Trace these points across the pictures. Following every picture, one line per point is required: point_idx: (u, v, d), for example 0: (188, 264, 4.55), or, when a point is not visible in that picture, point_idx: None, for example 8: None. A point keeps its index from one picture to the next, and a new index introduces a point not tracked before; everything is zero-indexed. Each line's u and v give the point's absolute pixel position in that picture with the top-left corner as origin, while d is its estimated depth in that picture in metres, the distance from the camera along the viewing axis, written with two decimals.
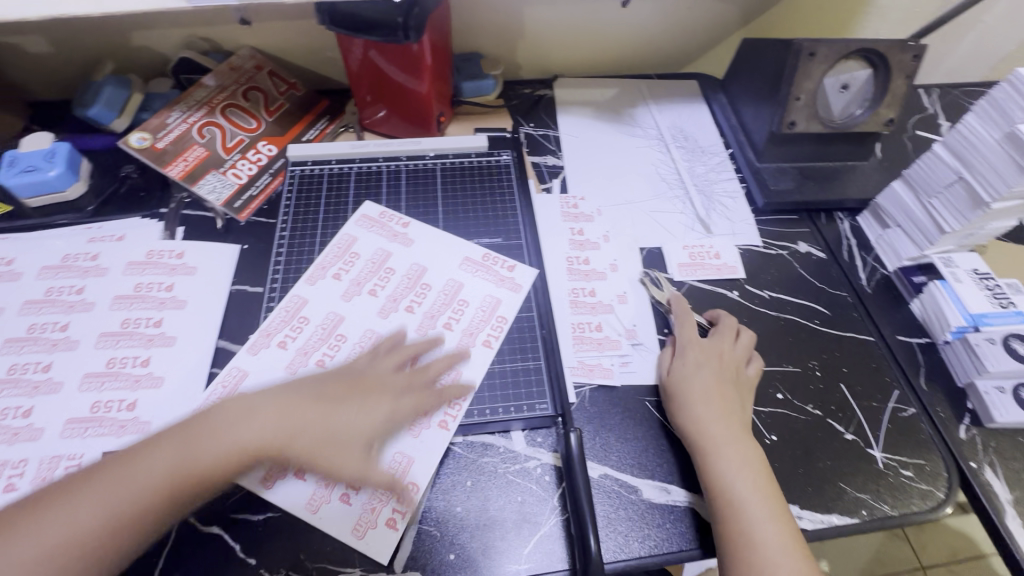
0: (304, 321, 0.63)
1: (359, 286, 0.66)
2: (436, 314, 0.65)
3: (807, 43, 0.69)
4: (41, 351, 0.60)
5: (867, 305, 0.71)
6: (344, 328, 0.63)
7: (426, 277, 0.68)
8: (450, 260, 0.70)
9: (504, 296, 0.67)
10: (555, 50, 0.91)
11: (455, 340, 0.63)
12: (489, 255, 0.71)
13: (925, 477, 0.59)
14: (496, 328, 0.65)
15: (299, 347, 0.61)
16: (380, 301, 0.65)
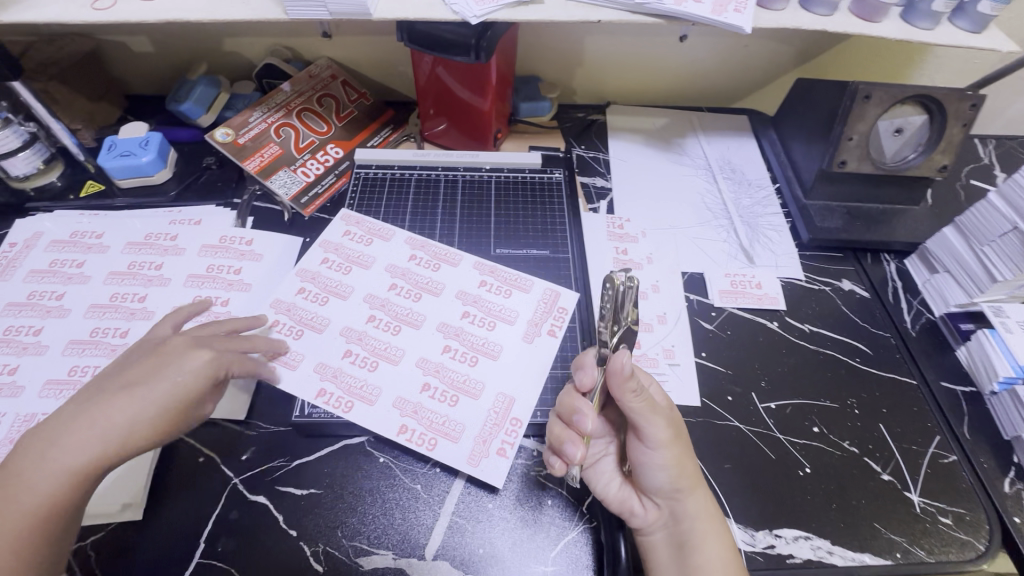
0: (413, 259, 0.71)
1: (478, 266, 0.71)
2: (449, 353, 0.63)
3: (863, 86, 0.70)
4: (120, 318, 0.65)
5: (911, 348, 0.70)
6: (425, 294, 0.68)
7: (517, 296, 0.68)
8: (527, 307, 0.67)
9: (515, 364, 0.63)
10: (610, 79, 0.95)
11: (439, 381, 0.61)
12: (557, 326, 0.66)
13: (964, 527, 0.57)
14: (452, 399, 0.60)
15: (402, 281, 0.69)
16: (482, 284, 0.69)
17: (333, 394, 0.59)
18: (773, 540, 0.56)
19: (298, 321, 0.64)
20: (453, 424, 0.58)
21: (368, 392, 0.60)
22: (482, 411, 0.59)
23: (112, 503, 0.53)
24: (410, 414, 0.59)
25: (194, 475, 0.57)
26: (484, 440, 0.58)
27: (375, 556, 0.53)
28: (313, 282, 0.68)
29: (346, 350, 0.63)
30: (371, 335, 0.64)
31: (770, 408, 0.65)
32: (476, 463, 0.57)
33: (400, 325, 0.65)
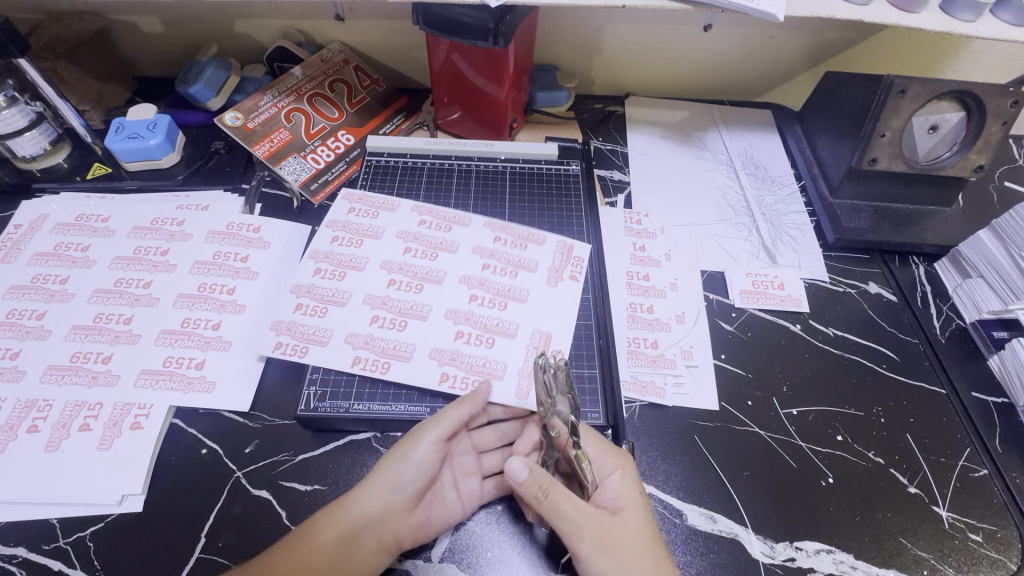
0: (425, 224, 0.71)
1: (488, 225, 0.72)
2: (476, 302, 0.65)
3: (899, 80, 0.66)
4: (124, 304, 0.64)
5: (941, 355, 0.67)
6: (440, 252, 0.69)
7: (535, 247, 0.70)
8: (547, 253, 0.70)
9: (547, 301, 0.66)
10: (630, 69, 0.92)
11: (470, 328, 0.63)
12: (579, 272, 0.69)
13: (995, 544, 0.55)
14: (488, 342, 0.62)
15: (416, 244, 0.69)
16: (496, 239, 0.71)
17: (368, 358, 0.60)
18: (794, 552, 0.54)
19: (318, 298, 0.64)
20: (494, 364, 0.60)
21: (400, 349, 0.61)
22: (522, 346, 0.62)
23: (113, 494, 0.52)
24: (448, 363, 0.60)
25: (195, 468, 0.55)
26: (529, 373, 0.60)
27: None
28: (328, 260, 0.67)
29: (373, 315, 0.63)
30: (394, 299, 0.64)
31: (792, 414, 0.62)
32: (525, 394, 0.59)
33: (425, 282, 0.66)
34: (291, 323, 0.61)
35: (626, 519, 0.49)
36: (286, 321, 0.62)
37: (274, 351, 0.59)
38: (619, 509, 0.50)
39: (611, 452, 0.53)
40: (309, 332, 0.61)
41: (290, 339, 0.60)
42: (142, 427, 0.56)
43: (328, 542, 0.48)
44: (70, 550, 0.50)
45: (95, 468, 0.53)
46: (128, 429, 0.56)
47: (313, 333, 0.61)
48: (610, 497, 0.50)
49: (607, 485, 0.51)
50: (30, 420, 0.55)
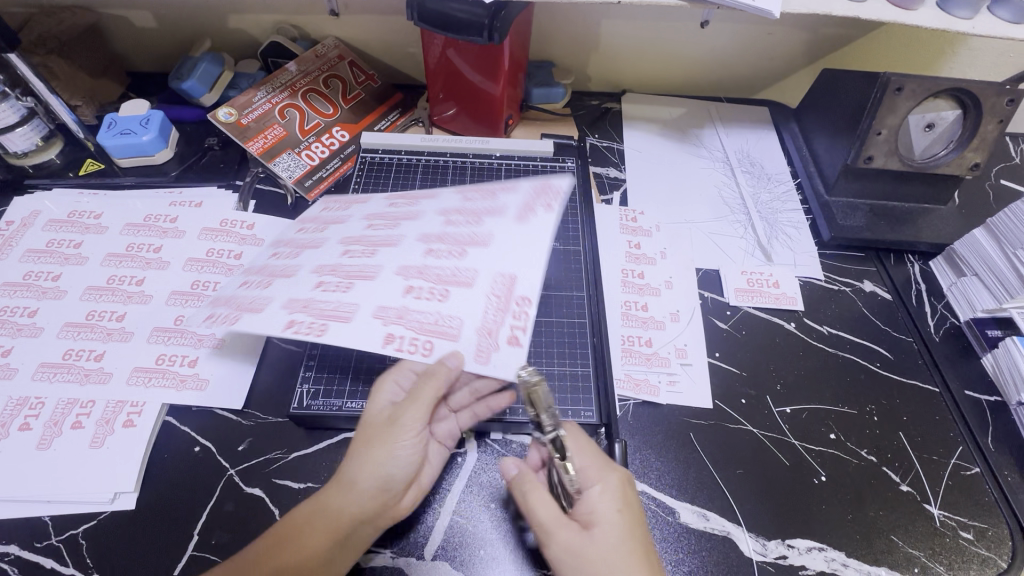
0: (392, 203, 0.61)
1: (455, 189, 0.60)
2: (431, 254, 0.53)
3: (895, 77, 0.66)
4: (117, 301, 0.64)
5: (934, 354, 0.68)
6: (398, 219, 0.59)
7: (501, 194, 0.56)
8: (517, 194, 0.55)
9: (511, 251, 0.52)
10: (627, 65, 0.91)
11: (421, 280, 0.51)
12: (550, 206, 0.53)
13: (986, 542, 0.55)
14: (442, 294, 0.50)
15: (379, 213, 0.61)
16: (461, 195, 0.58)
17: (303, 321, 0.47)
18: (786, 550, 0.54)
19: (266, 274, 0.56)
20: (449, 320, 0.49)
21: (344, 309, 0.49)
22: (480, 295, 0.50)
23: (105, 492, 0.52)
24: (394, 321, 0.48)
25: (188, 466, 0.55)
26: (490, 331, 0.49)
27: (374, 554, 0.52)
28: (288, 246, 0.61)
29: (315, 277, 0.53)
30: (342, 262, 0.54)
31: (785, 412, 0.62)
32: (486, 358, 0.47)
33: (376, 244, 0.55)
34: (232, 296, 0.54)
35: (598, 536, 0.45)
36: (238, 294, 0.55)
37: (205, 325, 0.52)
38: (592, 525, 0.46)
39: (598, 462, 0.49)
40: (255, 294, 0.54)
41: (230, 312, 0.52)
42: (134, 425, 0.56)
43: (322, 546, 0.45)
44: (63, 547, 0.50)
45: (87, 465, 0.53)
46: (120, 426, 0.56)
47: (246, 306, 0.51)
48: (585, 510, 0.47)
49: (585, 497, 0.47)
50: (21, 417, 0.55)
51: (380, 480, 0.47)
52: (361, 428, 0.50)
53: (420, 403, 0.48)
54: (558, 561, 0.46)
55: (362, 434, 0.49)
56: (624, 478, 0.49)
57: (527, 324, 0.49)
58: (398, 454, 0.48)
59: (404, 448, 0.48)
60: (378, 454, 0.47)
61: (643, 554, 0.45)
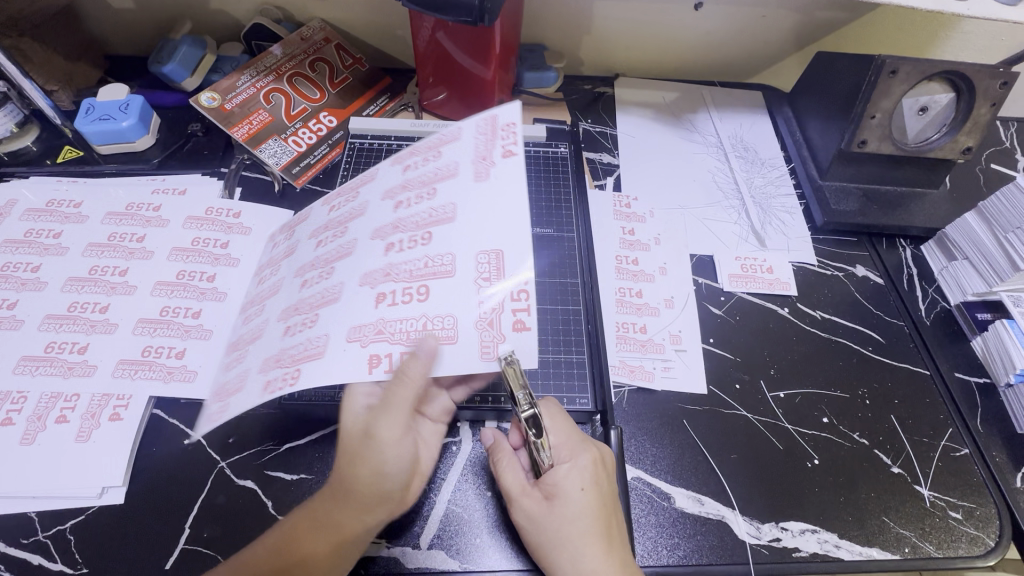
0: (339, 209, 0.58)
1: (391, 165, 0.57)
2: (395, 249, 0.51)
3: (890, 60, 0.65)
4: (100, 292, 0.62)
5: (925, 337, 0.68)
6: (346, 227, 0.56)
7: (445, 150, 0.54)
8: (467, 144, 0.54)
9: (483, 217, 0.50)
10: (619, 49, 0.90)
11: (397, 284, 0.49)
12: (511, 147, 0.52)
13: (974, 522, 0.56)
14: (420, 292, 0.48)
15: (326, 223, 0.58)
16: (405, 169, 0.56)
17: (277, 374, 0.48)
18: (779, 533, 0.54)
19: (239, 343, 0.55)
20: (438, 321, 0.47)
21: (317, 342, 0.48)
22: (468, 285, 0.48)
23: (93, 487, 0.51)
24: (375, 339, 0.47)
25: (177, 458, 0.54)
26: (490, 321, 0.47)
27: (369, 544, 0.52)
28: (246, 310, 0.58)
29: (286, 324, 0.52)
30: (307, 296, 0.53)
31: (779, 397, 0.62)
32: (491, 354, 0.47)
33: (339, 259, 0.53)
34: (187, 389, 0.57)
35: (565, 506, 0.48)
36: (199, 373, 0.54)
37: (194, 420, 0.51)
38: (554, 496, 0.49)
39: (575, 441, 0.51)
40: (223, 363, 0.55)
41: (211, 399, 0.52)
42: (121, 418, 0.55)
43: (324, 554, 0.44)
44: (50, 543, 0.50)
45: (74, 460, 0.52)
46: (107, 420, 0.54)
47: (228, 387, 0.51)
48: (549, 481, 0.49)
49: (554, 469, 0.49)
50: (4, 411, 0.54)
51: (375, 489, 0.45)
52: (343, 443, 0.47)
53: (399, 407, 0.45)
54: (522, 525, 0.49)
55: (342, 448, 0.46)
56: (598, 457, 0.51)
57: (529, 305, 0.48)
58: (389, 463, 0.45)
59: (393, 456, 0.46)
60: (369, 466, 0.45)
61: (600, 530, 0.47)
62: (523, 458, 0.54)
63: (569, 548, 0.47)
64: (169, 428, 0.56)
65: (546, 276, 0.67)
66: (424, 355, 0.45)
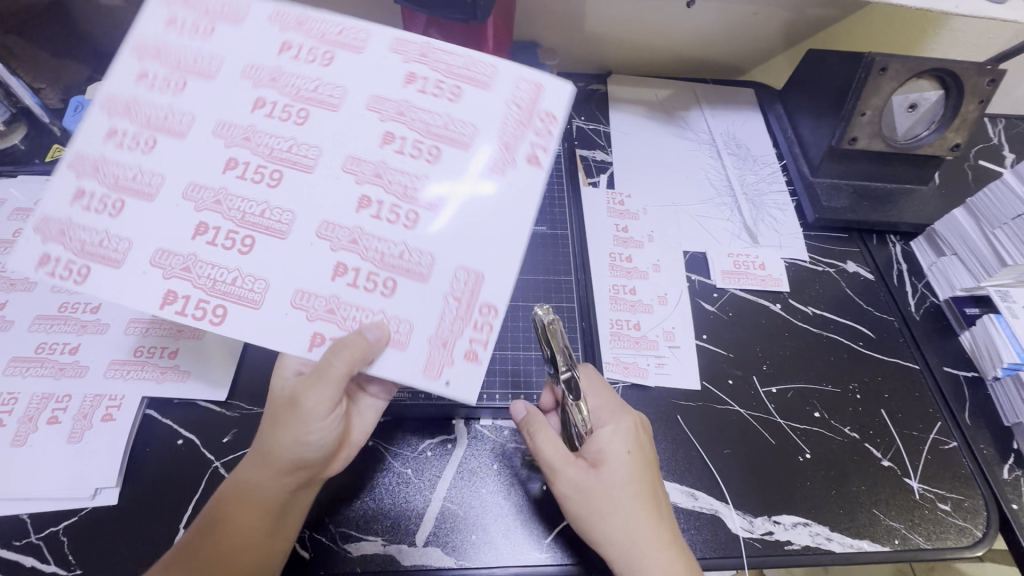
0: (327, 61, 0.48)
1: (403, 57, 0.49)
2: (369, 208, 0.46)
3: (879, 58, 0.66)
4: (91, 292, 0.61)
5: (915, 332, 0.69)
6: (315, 108, 0.47)
7: (470, 95, 0.48)
8: (494, 113, 0.48)
9: (479, 218, 0.46)
10: (612, 45, 0.90)
11: (364, 263, 0.45)
12: (539, 147, 0.48)
13: (962, 513, 0.57)
14: (386, 287, 0.45)
15: (316, 42, 0.49)
16: (410, 78, 0.48)
17: (191, 296, 0.44)
18: (772, 526, 0.55)
19: (114, 184, 0.45)
20: (397, 325, 0.45)
21: (256, 283, 0.44)
22: (438, 297, 0.46)
23: (86, 488, 0.51)
24: (322, 316, 0.44)
25: (172, 458, 0.54)
26: (445, 341, 0.46)
27: (365, 542, 0.52)
28: (130, 117, 0.47)
29: (199, 222, 0.45)
30: (238, 194, 0.46)
31: (771, 392, 0.63)
32: (437, 374, 0.45)
33: (287, 166, 0.46)
34: (131, 101, 0.47)
35: (609, 470, 0.49)
36: (84, 180, 0.46)
37: (37, 271, 0.44)
38: (600, 462, 0.49)
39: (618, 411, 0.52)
40: (169, 122, 0.47)
41: (71, 253, 0.44)
42: (113, 419, 0.54)
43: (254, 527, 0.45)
44: (43, 545, 0.49)
45: (66, 461, 0.52)
46: (99, 421, 0.54)
47: (109, 250, 0.44)
48: (594, 448, 0.50)
49: (596, 436, 0.50)
50: None
51: (291, 458, 0.45)
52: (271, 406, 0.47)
53: (323, 384, 0.43)
54: (564, 495, 0.49)
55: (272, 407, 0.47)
56: (638, 422, 0.52)
57: (488, 339, 0.46)
58: (308, 433, 0.45)
59: (314, 427, 0.45)
60: (287, 434, 0.44)
61: (646, 490, 0.49)
62: (555, 426, 0.56)
63: (621, 514, 0.48)
64: (165, 428, 0.56)
65: (541, 273, 0.68)
66: (368, 334, 0.43)
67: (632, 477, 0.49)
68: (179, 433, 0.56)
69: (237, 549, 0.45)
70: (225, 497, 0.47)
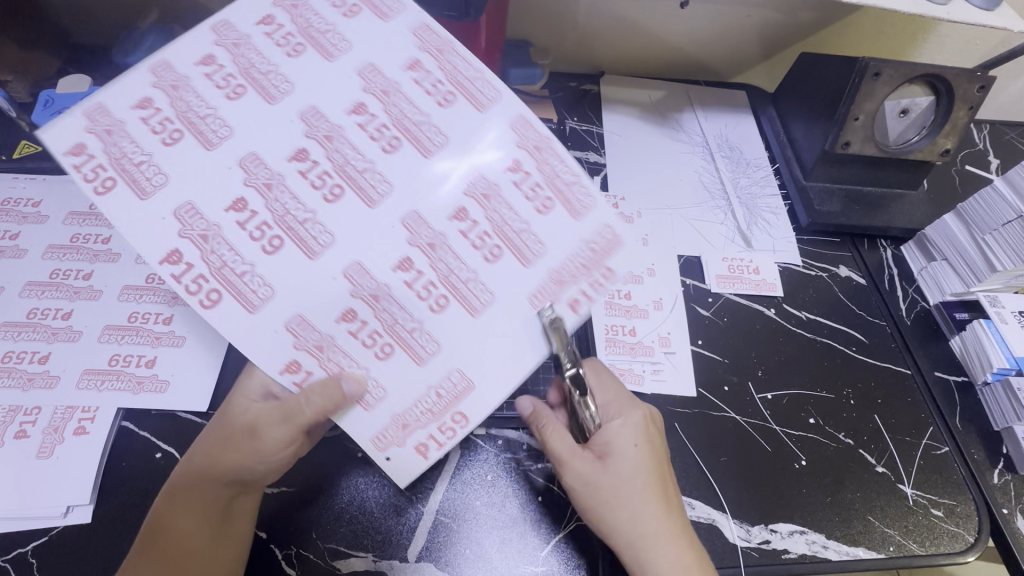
0: (446, 103, 0.46)
1: (519, 140, 0.46)
2: (405, 271, 0.45)
3: (873, 63, 0.66)
4: (62, 298, 0.58)
5: (906, 337, 0.69)
6: (408, 143, 0.45)
7: (556, 216, 0.46)
8: (564, 245, 0.46)
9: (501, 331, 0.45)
10: (604, 44, 0.88)
11: (374, 321, 0.44)
12: (585, 296, 0.47)
13: (955, 518, 0.57)
14: (382, 350, 0.44)
15: (445, 78, 0.46)
16: (512, 163, 0.46)
17: (195, 277, 0.41)
18: (769, 535, 0.54)
19: (182, 113, 0.43)
20: (373, 388, 0.44)
21: (259, 299, 0.42)
22: (420, 384, 0.45)
23: (57, 505, 0.48)
24: (309, 349, 0.43)
25: (151, 472, 0.52)
26: (406, 423, 0.45)
27: (353, 558, 0.50)
28: (231, 52, 0.44)
29: (240, 197, 0.42)
30: (291, 190, 0.43)
31: (767, 399, 0.63)
32: (385, 447, 0.45)
33: (351, 188, 0.44)
34: (242, 39, 0.45)
35: (617, 461, 0.49)
36: (157, 93, 0.43)
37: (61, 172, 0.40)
38: (607, 455, 0.50)
39: (627, 403, 0.53)
40: (265, 83, 0.44)
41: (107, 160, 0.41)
42: (88, 432, 0.52)
43: (196, 529, 0.46)
44: (10, 567, 0.46)
45: (34, 477, 0.49)
46: (71, 434, 0.51)
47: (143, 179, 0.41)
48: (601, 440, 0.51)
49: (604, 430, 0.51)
50: None
51: (241, 472, 0.47)
52: (222, 426, 0.47)
53: (284, 424, 0.45)
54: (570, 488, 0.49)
55: (225, 423, 0.48)
56: (648, 416, 0.52)
57: (445, 442, 0.45)
58: (257, 461, 0.47)
59: (264, 458, 0.47)
60: (236, 456, 0.46)
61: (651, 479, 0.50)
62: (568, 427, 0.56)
63: (631, 499, 0.48)
64: (143, 440, 0.53)
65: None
66: (345, 384, 0.43)
67: (639, 464, 0.49)
68: (155, 446, 0.53)
69: (185, 553, 0.45)
70: (163, 506, 0.47)
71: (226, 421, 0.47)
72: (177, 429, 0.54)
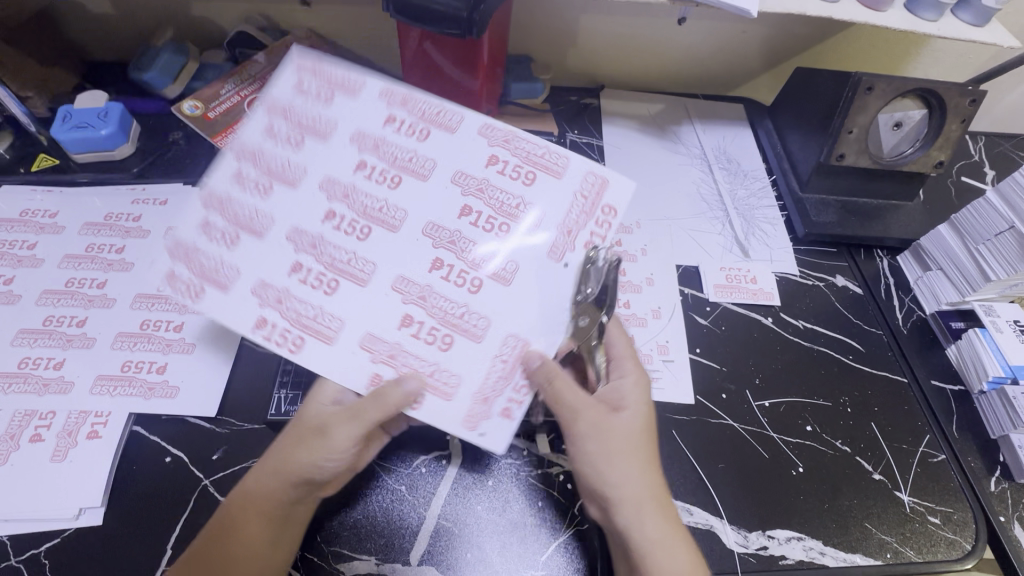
0: (422, 135, 0.51)
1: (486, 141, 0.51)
2: (441, 270, 0.49)
3: (865, 78, 0.67)
4: (76, 305, 0.60)
5: (903, 346, 0.70)
6: (409, 177, 0.50)
7: (542, 184, 0.51)
8: (562, 202, 0.50)
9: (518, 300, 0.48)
10: (605, 60, 0.91)
11: (429, 319, 0.48)
12: (597, 236, 0.50)
13: (952, 526, 0.58)
14: (444, 342, 0.48)
15: (415, 117, 0.51)
16: (491, 161, 0.51)
17: (278, 326, 0.47)
18: (766, 541, 0.55)
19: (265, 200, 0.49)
20: (446, 377, 0.47)
21: (374, 343, 0.47)
22: (485, 359, 0.48)
23: (70, 507, 0.50)
24: (384, 360, 0.47)
25: (160, 475, 0.53)
26: (485, 397, 0.47)
27: (356, 561, 0.51)
28: (283, 117, 0.50)
29: (296, 262, 0.48)
30: (333, 244, 0.48)
31: (764, 406, 0.63)
32: (475, 425, 0.47)
33: (376, 224, 0.49)
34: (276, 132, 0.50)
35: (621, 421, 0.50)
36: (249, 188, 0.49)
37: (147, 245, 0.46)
38: (620, 407, 0.51)
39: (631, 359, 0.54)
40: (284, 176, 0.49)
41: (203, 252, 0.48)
42: (100, 436, 0.53)
43: (260, 532, 0.47)
44: (23, 567, 0.48)
45: (48, 479, 0.50)
46: (84, 438, 0.53)
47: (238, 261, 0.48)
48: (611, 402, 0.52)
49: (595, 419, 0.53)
50: None
51: (307, 475, 0.47)
52: (295, 426, 0.49)
53: (354, 423, 0.46)
54: None
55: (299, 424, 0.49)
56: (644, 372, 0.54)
57: (523, 400, 0.48)
58: (328, 459, 0.47)
59: (334, 457, 0.47)
60: (307, 456, 0.47)
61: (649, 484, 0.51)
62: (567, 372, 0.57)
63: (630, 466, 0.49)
64: (152, 445, 0.54)
65: None
66: (407, 386, 0.46)
67: (634, 444, 0.50)
68: (164, 450, 0.54)
69: (245, 557, 0.46)
70: (231, 508, 0.47)
71: (299, 422, 0.49)
72: (186, 434, 0.55)
